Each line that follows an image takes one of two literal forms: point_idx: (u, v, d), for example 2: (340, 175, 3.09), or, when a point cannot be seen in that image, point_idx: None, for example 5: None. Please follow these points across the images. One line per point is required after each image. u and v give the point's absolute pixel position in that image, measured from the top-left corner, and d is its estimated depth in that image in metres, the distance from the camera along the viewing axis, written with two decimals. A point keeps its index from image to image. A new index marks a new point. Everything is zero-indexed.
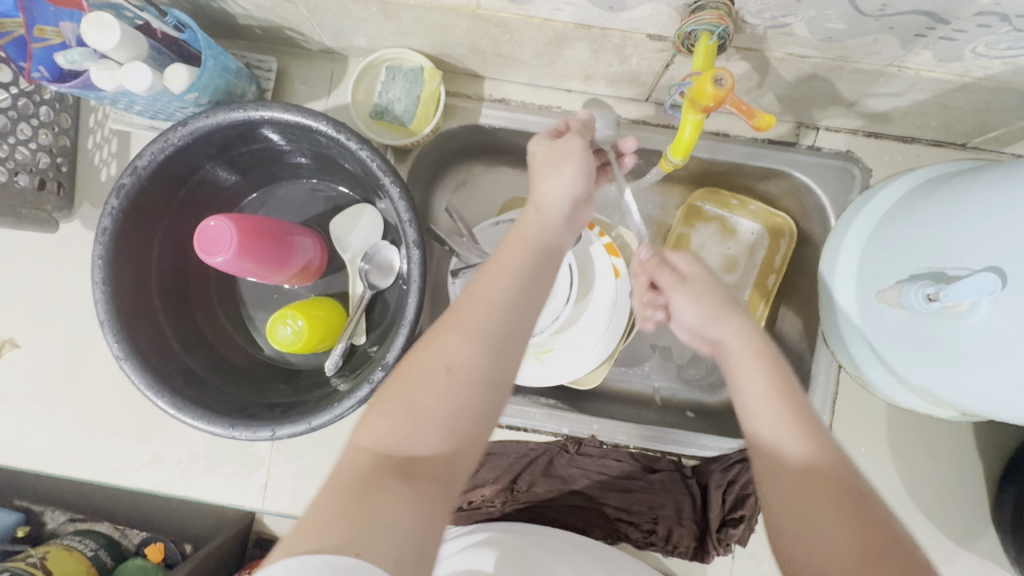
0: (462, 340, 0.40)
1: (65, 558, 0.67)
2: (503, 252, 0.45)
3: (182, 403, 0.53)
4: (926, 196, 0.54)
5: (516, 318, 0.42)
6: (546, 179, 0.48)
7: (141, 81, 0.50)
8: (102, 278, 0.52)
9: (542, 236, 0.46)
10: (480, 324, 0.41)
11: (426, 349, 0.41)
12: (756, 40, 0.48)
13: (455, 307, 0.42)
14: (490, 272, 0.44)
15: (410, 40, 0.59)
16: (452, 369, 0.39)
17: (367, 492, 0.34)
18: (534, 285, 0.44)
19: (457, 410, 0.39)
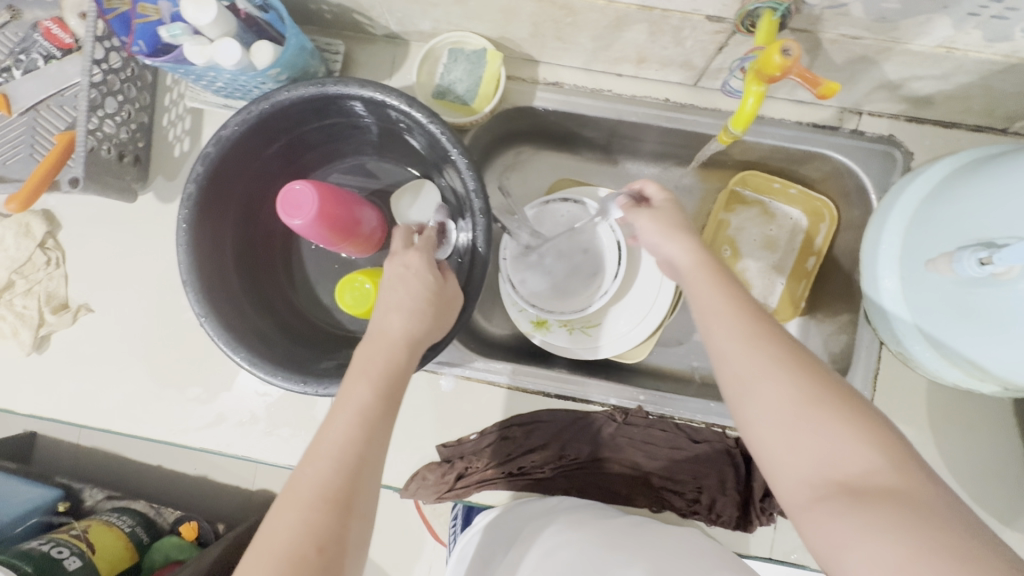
0: (303, 516, 0.38)
1: (104, 534, 0.75)
2: (343, 398, 0.43)
3: (256, 359, 0.57)
4: (969, 174, 0.56)
5: (363, 469, 0.41)
6: (401, 314, 0.48)
7: (230, 56, 0.54)
8: (186, 239, 0.56)
9: (393, 378, 0.45)
10: (320, 487, 0.39)
11: (274, 532, 0.37)
12: (812, 21, 0.51)
13: (309, 464, 0.40)
14: (341, 418, 0.42)
15: (474, 24, 0.62)
16: (320, 550, 0.37)
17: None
18: (386, 438, 0.43)
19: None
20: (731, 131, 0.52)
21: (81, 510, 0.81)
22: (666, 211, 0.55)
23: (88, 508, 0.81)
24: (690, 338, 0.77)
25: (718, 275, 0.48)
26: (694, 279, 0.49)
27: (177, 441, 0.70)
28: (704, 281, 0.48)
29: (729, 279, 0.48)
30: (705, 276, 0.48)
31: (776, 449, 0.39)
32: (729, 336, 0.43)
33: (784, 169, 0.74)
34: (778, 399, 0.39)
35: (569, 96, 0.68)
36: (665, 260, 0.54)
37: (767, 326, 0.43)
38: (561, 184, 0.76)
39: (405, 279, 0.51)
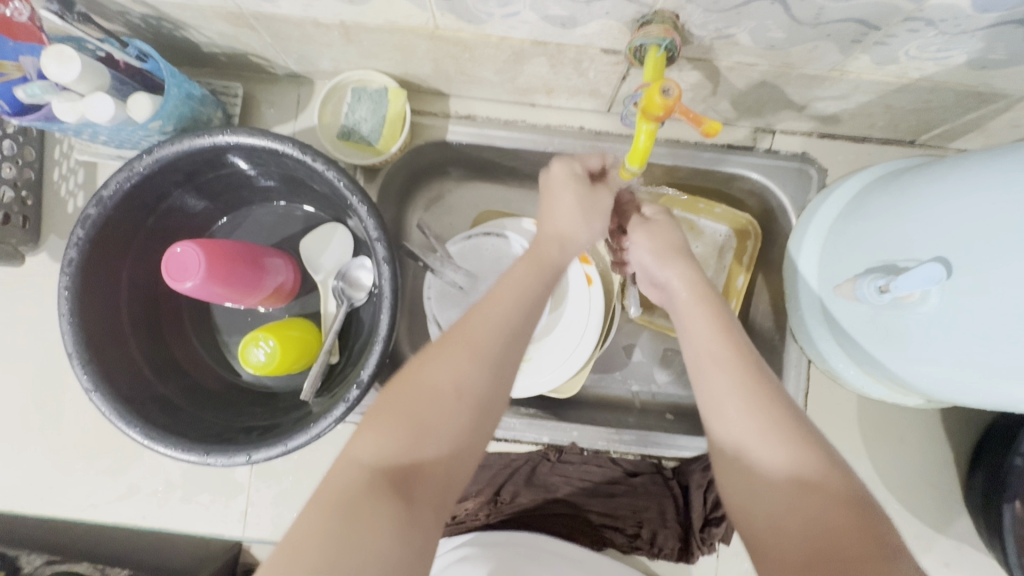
0: (472, 363, 0.41)
1: None
2: (512, 274, 0.47)
3: (154, 432, 0.53)
4: (878, 191, 0.56)
5: (522, 331, 0.45)
6: (563, 215, 0.52)
7: (103, 112, 0.51)
8: (69, 309, 0.52)
9: (549, 266, 0.49)
10: (489, 346, 0.42)
11: (427, 372, 0.41)
12: (705, 51, 0.50)
13: (473, 316, 0.44)
14: (502, 295, 0.45)
15: (373, 61, 0.60)
16: (463, 395, 0.40)
17: (362, 505, 0.35)
18: (538, 305, 0.47)
19: (458, 428, 0.40)
20: (630, 166, 0.50)
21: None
22: (659, 227, 0.56)
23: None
24: (627, 364, 0.76)
25: (717, 314, 0.47)
26: (688, 313, 0.48)
27: (88, 517, 0.65)
28: (704, 323, 0.47)
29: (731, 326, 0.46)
30: (705, 319, 0.47)
31: (757, 509, 0.39)
32: (726, 390, 0.43)
33: (707, 189, 0.74)
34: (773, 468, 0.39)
35: (483, 129, 0.67)
36: (659, 284, 0.53)
37: (764, 385, 0.42)
38: (484, 216, 0.73)
39: (570, 193, 0.53)
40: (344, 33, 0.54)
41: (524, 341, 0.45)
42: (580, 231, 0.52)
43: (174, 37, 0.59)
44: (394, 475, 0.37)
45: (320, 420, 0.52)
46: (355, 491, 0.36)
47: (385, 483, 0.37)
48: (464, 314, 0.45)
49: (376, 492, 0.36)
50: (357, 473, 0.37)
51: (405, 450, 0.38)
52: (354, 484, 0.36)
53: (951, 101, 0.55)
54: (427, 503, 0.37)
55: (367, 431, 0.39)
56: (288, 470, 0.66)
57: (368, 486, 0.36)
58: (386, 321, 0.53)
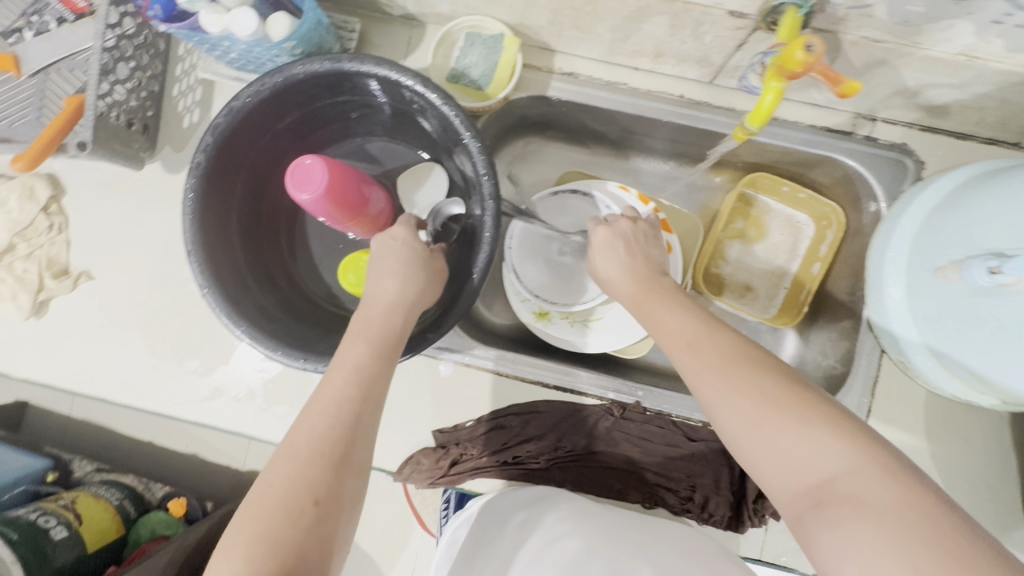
0: (296, 466, 0.41)
1: (93, 507, 0.68)
2: (348, 358, 0.47)
3: (257, 333, 0.56)
4: (987, 183, 0.55)
5: (365, 425, 0.44)
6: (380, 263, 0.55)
7: (246, 26, 0.54)
8: (192, 209, 0.55)
9: (388, 342, 0.49)
10: (326, 441, 0.42)
11: (264, 489, 0.40)
12: (834, 22, 0.50)
13: (307, 419, 0.43)
14: (334, 381, 0.45)
15: (492, 8, 0.62)
16: (318, 503, 0.39)
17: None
18: (377, 397, 0.46)
19: (293, 536, 0.38)
20: (747, 127, 0.51)
21: (71, 480, 0.73)
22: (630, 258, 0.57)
23: (78, 479, 0.73)
24: None
25: (709, 337, 0.45)
26: (649, 309, 0.52)
27: (173, 414, 0.69)
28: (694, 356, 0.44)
29: (720, 337, 0.45)
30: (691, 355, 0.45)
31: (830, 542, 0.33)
32: (736, 408, 0.40)
33: (794, 172, 0.75)
34: (784, 448, 0.37)
35: (584, 87, 0.68)
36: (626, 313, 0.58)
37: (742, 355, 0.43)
38: (569, 176, 0.76)
39: (394, 252, 0.55)
40: None
41: (368, 439, 0.44)
42: (388, 286, 0.53)
43: None
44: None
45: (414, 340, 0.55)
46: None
47: None
48: (296, 419, 0.44)
49: None
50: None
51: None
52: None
53: None
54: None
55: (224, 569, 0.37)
56: None
57: None
58: (485, 256, 0.55)
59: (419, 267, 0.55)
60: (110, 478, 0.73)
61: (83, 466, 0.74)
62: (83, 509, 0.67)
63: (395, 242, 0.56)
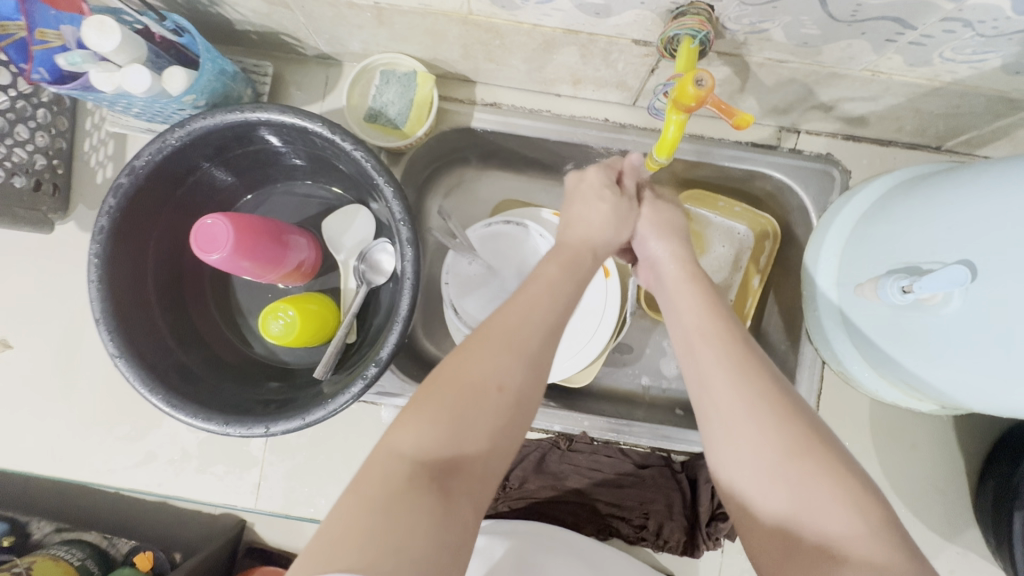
0: (511, 360, 0.42)
1: (51, 568, 0.63)
2: (545, 277, 0.49)
3: (175, 400, 0.54)
4: (904, 193, 0.55)
5: (554, 338, 0.46)
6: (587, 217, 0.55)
7: (138, 83, 0.52)
8: (98, 276, 0.53)
9: (577, 273, 0.51)
10: (526, 343, 0.44)
11: (466, 369, 0.41)
12: (737, 46, 0.50)
13: (518, 314, 0.45)
14: (536, 293, 0.47)
15: (404, 45, 0.61)
16: (503, 390, 0.41)
17: (405, 495, 0.35)
18: (569, 311, 0.49)
19: (493, 421, 0.40)
20: (658, 156, 0.51)
21: (29, 543, 0.70)
22: (660, 205, 0.59)
23: (37, 542, 0.70)
24: (640, 358, 0.75)
25: (726, 336, 0.45)
26: (681, 292, 0.50)
27: (106, 482, 0.66)
28: (715, 353, 0.44)
29: (754, 358, 0.44)
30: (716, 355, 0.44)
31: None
32: (748, 425, 0.41)
33: (727, 187, 0.74)
34: (800, 490, 0.37)
35: (507, 117, 0.67)
36: (647, 263, 0.57)
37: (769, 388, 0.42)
38: (505, 205, 0.74)
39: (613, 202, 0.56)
40: (377, 15, 0.55)
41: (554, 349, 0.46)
42: (600, 221, 0.55)
43: (208, 13, 0.60)
44: (435, 464, 0.37)
45: (338, 395, 0.53)
46: (398, 484, 0.36)
47: (426, 470, 0.37)
48: (498, 312, 0.46)
49: (419, 483, 0.36)
50: (400, 465, 0.37)
51: (445, 443, 0.38)
52: (397, 475, 0.36)
53: (982, 107, 0.55)
54: (465, 497, 0.37)
55: (408, 422, 0.39)
56: (302, 445, 0.67)
57: (414, 479, 0.36)
58: (408, 302, 0.54)
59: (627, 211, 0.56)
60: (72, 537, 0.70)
61: (42, 527, 0.71)
62: (41, 571, 0.62)
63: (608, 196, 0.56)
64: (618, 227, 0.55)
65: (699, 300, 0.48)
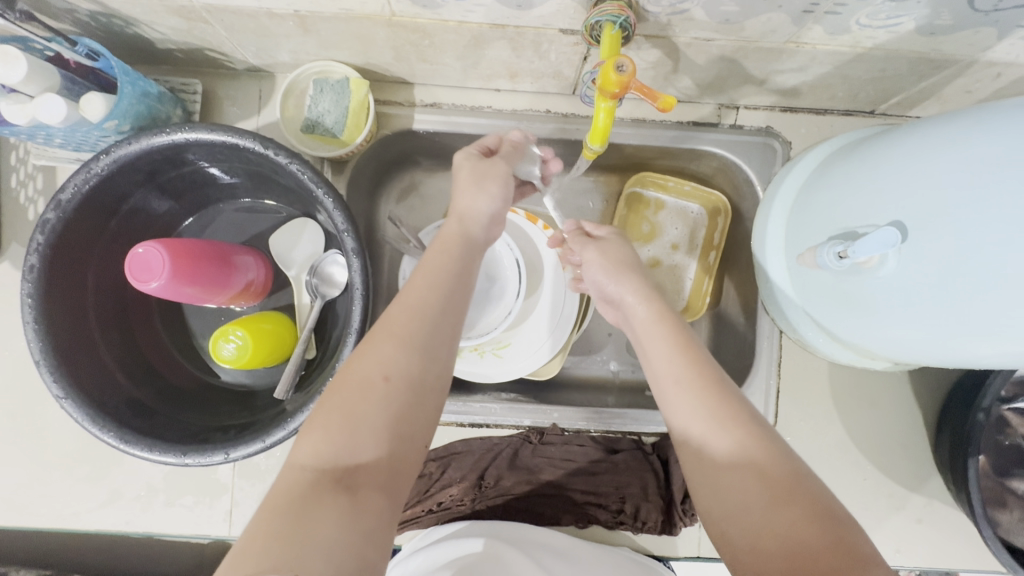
0: (397, 351, 0.43)
1: None
2: (424, 267, 0.50)
3: (128, 435, 0.52)
4: (840, 161, 0.56)
5: (441, 321, 0.47)
6: (465, 192, 0.54)
7: (54, 113, 0.50)
8: (33, 317, 0.51)
9: (463, 257, 0.52)
10: (411, 333, 0.45)
11: (357, 366, 0.43)
12: (661, 28, 0.50)
13: (400, 303, 0.47)
14: (421, 284, 0.48)
15: (333, 52, 0.60)
16: (388, 379, 0.42)
17: (306, 499, 0.35)
18: (453, 291, 0.49)
19: (390, 413, 0.41)
20: (593, 145, 0.51)
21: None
22: (609, 245, 0.59)
23: None
24: (606, 345, 0.76)
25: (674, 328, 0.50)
26: (649, 336, 0.51)
27: (69, 526, 0.64)
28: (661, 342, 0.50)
29: (700, 362, 0.48)
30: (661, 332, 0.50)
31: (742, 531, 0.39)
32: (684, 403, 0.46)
33: (675, 168, 0.74)
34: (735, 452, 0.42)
35: (448, 116, 0.66)
36: (614, 301, 0.57)
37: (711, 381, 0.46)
38: None
39: (489, 171, 0.55)
40: (300, 23, 0.54)
41: (444, 330, 0.47)
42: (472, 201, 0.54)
43: (126, 34, 0.58)
44: (337, 470, 0.38)
45: (296, 414, 0.52)
46: (299, 489, 0.36)
47: (328, 476, 0.37)
48: (389, 307, 0.47)
49: (320, 489, 0.36)
50: (301, 475, 0.37)
51: (343, 444, 0.39)
52: (299, 484, 0.37)
53: (906, 69, 0.56)
54: (372, 492, 0.38)
55: (312, 433, 0.40)
56: (271, 468, 0.65)
57: (314, 484, 0.36)
58: (359, 312, 0.53)
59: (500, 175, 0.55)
60: None
61: None
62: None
63: (478, 163, 0.55)
64: (491, 193, 0.54)
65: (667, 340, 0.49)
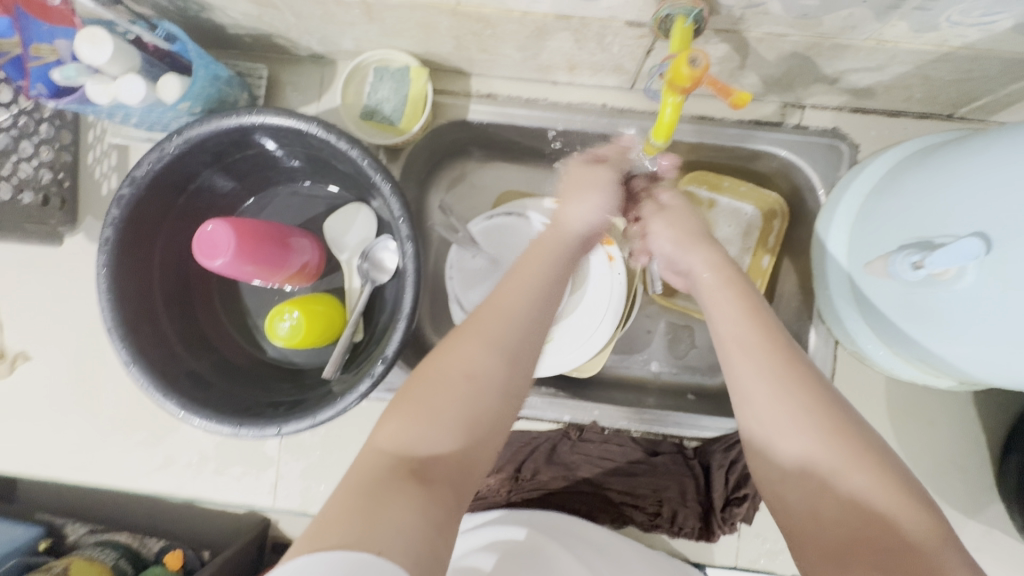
0: (482, 350, 0.42)
1: (87, 569, 0.58)
2: (519, 269, 0.49)
3: (188, 404, 0.55)
4: (914, 166, 0.53)
5: (535, 326, 0.45)
6: (569, 201, 0.55)
7: (135, 94, 0.52)
8: (106, 286, 0.54)
9: (559, 262, 0.50)
10: (501, 334, 0.43)
11: (447, 360, 0.42)
12: (733, 22, 0.49)
13: (494, 303, 0.45)
14: (512, 286, 0.47)
15: (395, 40, 0.60)
16: (471, 378, 0.41)
17: (385, 487, 0.35)
18: (551, 297, 0.47)
19: (471, 410, 0.40)
20: (656, 140, 0.50)
21: (65, 548, 0.65)
22: (676, 214, 0.57)
23: (72, 544, 0.65)
24: (649, 345, 0.75)
25: (744, 297, 0.47)
26: (715, 301, 0.47)
27: (128, 485, 0.68)
28: (730, 306, 0.46)
29: (795, 360, 0.42)
30: (728, 298, 0.47)
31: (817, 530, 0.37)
32: (754, 375, 0.42)
33: (730, 167, 0.73)
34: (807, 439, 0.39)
35: (504, 107, 0.66)
36: (682, 272, 0.55)
37: (812, 380, 0.41)
38: (504, 197, 0.74)
39: (594, 179, 0.57)
40: (366, 11, 0.54)
41: (537, 336, 0.45)
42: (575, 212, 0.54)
43: (200, 19, 0.60)
44: (413, 460, 0.37)
45: (345, 395, 0.53)
46: (377, 476, 0.36)
47: (404, 466, 0.37)
48: (481, 304, 0.46)
49: (397, 478, 0.36)
50: (378, 458, 0.38)
51: (420, 436, 0.39)
52: (376, 469, 0.37)
53: (995, 71, 0.53)
54: (444, 488, 0.37)
55: (391, 420, 0.40)
56: (316, 445, 0.68)
57: (391, 471, 0.36)
58: (410, 300, 0.54)
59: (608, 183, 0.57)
60: (104, 538, 0.64)
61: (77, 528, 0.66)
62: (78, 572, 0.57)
63: (591, 173, 0.57)
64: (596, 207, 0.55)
65: (737, 305, 0.46)
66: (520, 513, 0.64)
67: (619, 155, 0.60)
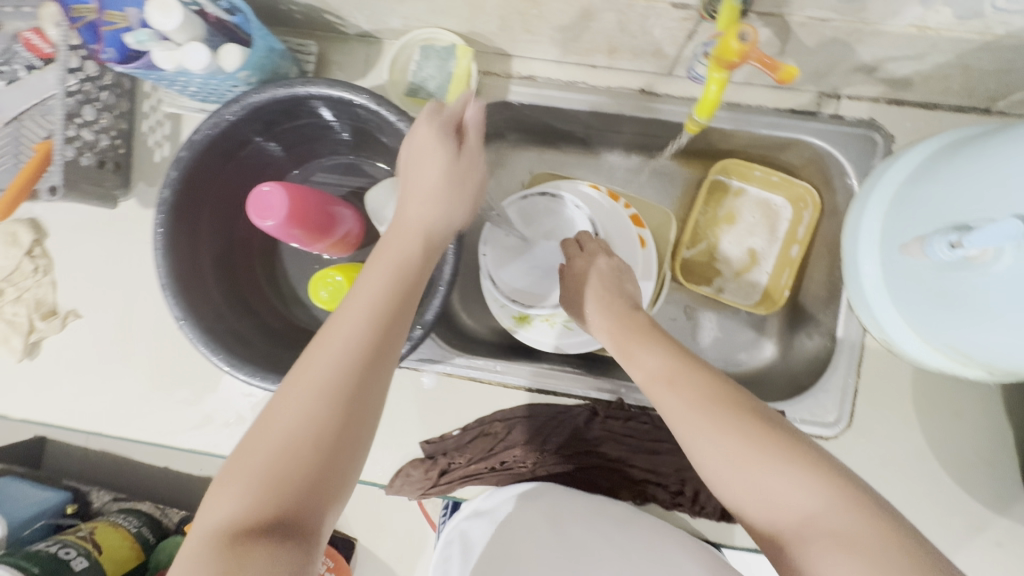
0: (324, 373, 0.43)
1: (111, 534, 0.66)
2: (371, 277, 0.48)
3: (235, 360, 0.57)
4: (952, 154, 0.54)
5: (382, 337, 0.45)
6: (411, 180, 0.52)
7: (198, 61, 0.55)
8: (161, 243, 0.56)
9: (403, 266, 0.49)
10: (344, 352, 0.44)
11: (292, 387, 0.43)
12: (777, 5, 0.50)
13: (337, 323, 0.46)
14: (357, 297, 0.47)
15: (442, 19, 0.62)
16: (315, 396, 0.42)
17: (235, 536, 0.37)
18: (396, 303, 0.47)
19: (308, 437, 0.41)
20: (697, 118, 0.52)
21: (89, 511, 0.71)
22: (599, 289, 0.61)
23: (97, 510, 0.71)
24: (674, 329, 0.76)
25: (667, 348, 0.54)
26: (640, 352, 0.54)
27: (166, 441, 0.70)
28: (653, 354, 0.53)
29: (719, 387, 0.48)
30: (650, 350, 0.54)
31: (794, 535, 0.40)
32: (686, 414, 0.48)
33: (761, 158, 0.74)
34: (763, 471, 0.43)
35: (543, 89, 0.68)
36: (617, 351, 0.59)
37: (735, 401, 0.47)
38: (538, 179, 0.76)
39: (427, 152, 0.52)
40: None
41: (384, 349, 0.45)
42: (412, 210, 0.52)
43: None
44: (265, 503, 0.39)
45: None
46: (221, 526, 0.38)
47: (253, 512, 0.39)
48: (324, 323, 0.47)
49: (241, 527, 0.38)
50: (241, 502, 0.39)
51: (279, 471, 0.40)
52: (233, 514, 0.39)
53: None
54: (282, 526, 0.39)
55: (261, 456, 0.41)
56: None
57: (237, 521, 0.38)
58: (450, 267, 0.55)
59: (447, 149, 0.52)
60: (128, 506, 0.71)
61: (101, 495, 0.72)
62: (102, 538, 0.65)
63: (419, 141, 0.52)
64: (438, 185, 0.52)
65: (665, 355, 0.53)
66: (546, 496, 0.65)
67: (447, 115, 0.53)
